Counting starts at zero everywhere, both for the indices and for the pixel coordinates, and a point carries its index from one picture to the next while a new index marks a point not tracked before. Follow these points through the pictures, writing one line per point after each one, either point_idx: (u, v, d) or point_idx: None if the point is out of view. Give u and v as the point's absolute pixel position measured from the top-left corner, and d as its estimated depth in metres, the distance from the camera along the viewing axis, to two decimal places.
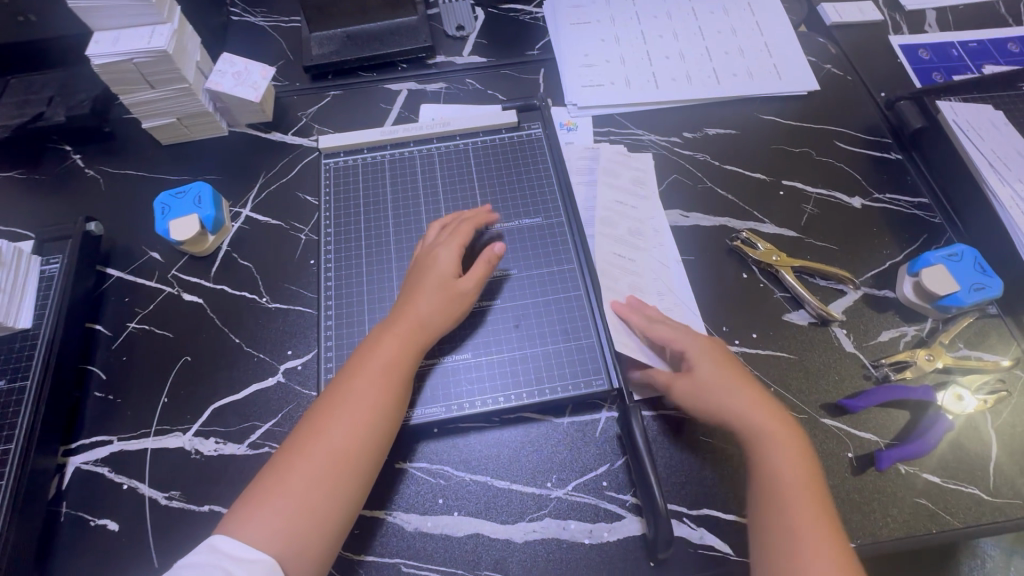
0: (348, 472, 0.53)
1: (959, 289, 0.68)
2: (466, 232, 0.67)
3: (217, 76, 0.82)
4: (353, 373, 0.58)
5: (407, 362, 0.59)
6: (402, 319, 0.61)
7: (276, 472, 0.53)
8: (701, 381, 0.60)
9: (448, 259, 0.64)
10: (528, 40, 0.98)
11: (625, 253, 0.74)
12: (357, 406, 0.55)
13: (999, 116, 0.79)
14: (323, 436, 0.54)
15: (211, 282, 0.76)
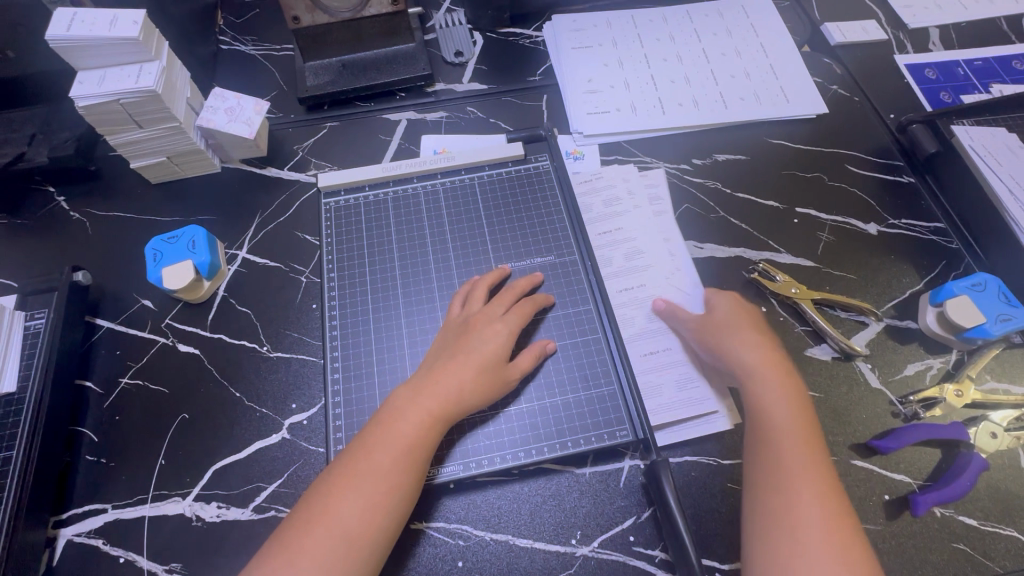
0: (352, 563, 0.49)
1: (985, 321, 0.66)
2: (523, 308, 0.65)
3: (210, 112, 0.78)
4: (371, 450, 0.54)
5: (429, 445, 0.55)
6: (431, 394, 0.57)
7: (280, 553, 0.49)
8: (714, 325, 0.67)
9: (502, 336, 0.61)
10: (529, 66, 0.96)
11: (641, 288, 0.73)
12: (374, 489, 0.52)
13: (1012, 139, 0.78)
14: (334, 517, 0.51)
15: (207, 331, 0.72)
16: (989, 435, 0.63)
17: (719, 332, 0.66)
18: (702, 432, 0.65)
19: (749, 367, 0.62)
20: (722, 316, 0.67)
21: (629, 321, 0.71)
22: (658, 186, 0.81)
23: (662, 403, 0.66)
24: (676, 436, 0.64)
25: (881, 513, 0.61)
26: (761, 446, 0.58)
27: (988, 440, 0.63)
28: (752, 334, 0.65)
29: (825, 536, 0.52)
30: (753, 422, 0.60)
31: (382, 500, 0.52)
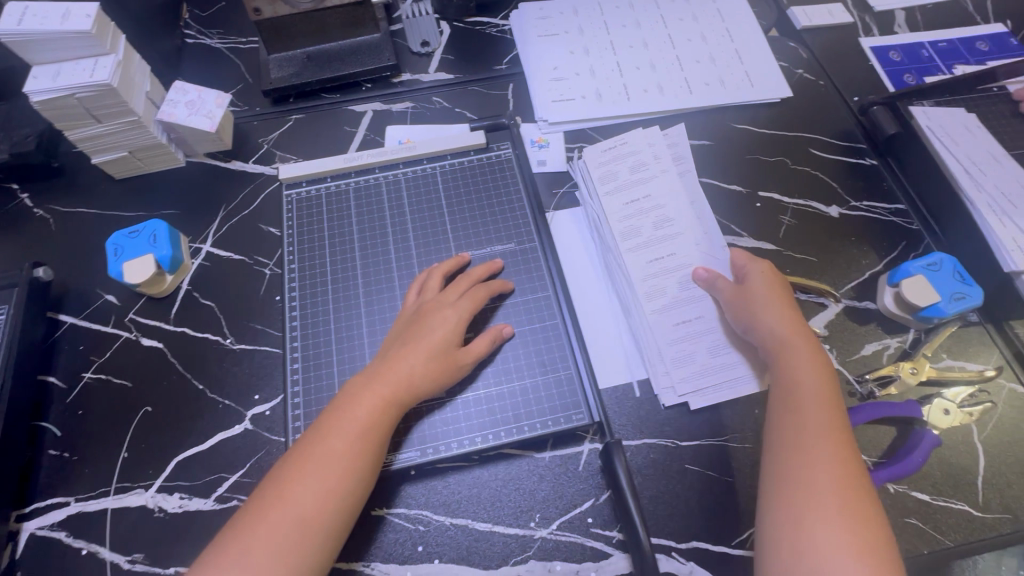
0: (307, 546, 0.50)
1: (940, 300, 0.67)
2: (475, 294, 0.65)
3: (170, 106, 0.78)
4: (325, 437, 0.54)
5: (382, 429, 0.56)
6: (384, 380, 0.57)
7: (234, 539, 0.50)
8: (748, 295, 0.65)
9: (453, 323, 0.62)
10: (496, 55, 0.95)
11: (672, 256, 0.72)
12: (326, 474, 0.52)
13: (971, 119, 0.79)
14: (288, 502, 0.51)
15: (171, 324, 0.72)
16: (942, 412, 0.64)
17: (751, 302, 0.65)
18: (661, 415, 0.65)
19: (780, 340, 0.61)
20: (753, 289, 0.65)
21: (660, 290, 0.70)
22: (684, 148, 0.82)
23: (696, 369, 0.67)
24: (711, 397, 0.65)
25: None
26: (785, 415, 0.57)
27: (941, 417, 0.64)
28: (784, 305, 0.64)
29: (838, 502, 0.51)
30: (778, 392, 0.59)
31: (336, 484, 0.52)
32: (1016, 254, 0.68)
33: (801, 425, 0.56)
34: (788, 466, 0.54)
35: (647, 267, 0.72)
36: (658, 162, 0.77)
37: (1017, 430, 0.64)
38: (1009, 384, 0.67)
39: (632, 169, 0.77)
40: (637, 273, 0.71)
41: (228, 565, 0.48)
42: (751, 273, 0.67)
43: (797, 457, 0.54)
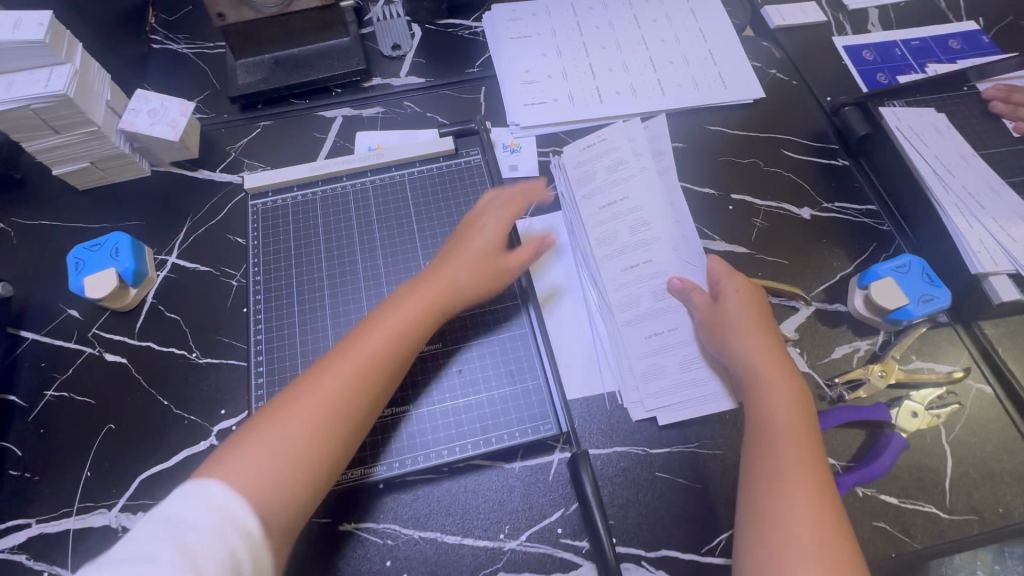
0: (337, 427, 0.52)
1: (908, 302, 0.67)
2: (513, 206, 0.69)
3: (131, 114, 0.76)
4: (366, 331, 0.57)
5: (423, 324, 0.59)
6: (429, 283, 0.61)
7: (268, 417, 0.52)
8: (720, 322, 0.64)
9: (494, 232, 0.66)
10: (468, 57, 0.94)
11: (648, 263, 0.71)
12: (363, 359, 0.55)
13: (941, 120, 0.79)
14: (327, 381, 0.53)
15: (135, 339, 0.71)
16: (910, 415, 0.64)
17: (725, 329, 0.64)
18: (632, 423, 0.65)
19: (753, 371, 0.60)
20: (726, 312, 0.64)
21: (634, 301, 0.70)
22: (662, 145, 0.81)
23: (666, 384, 0.66)
24: (678, 415, 0.64)
25: None
26: (757, 445, 0.56)
27: (909, 420, 0.64)
28: (758, 333, 0.63)
29: (811, 540, 0.50)
30: (752, 422, 0.58)
31: (370, 372, 0.55)
32: (982, 256, 0.67)
33: (775, 460, 0.55)
34: (761, 503, 0.53)
35: (622, 275, 0.71)
36: (637, 162, 0.76)
37: (983, 431, 0.65)
38: (977, 385, 0.67)
39: (610, 169, 0.77)
40: (612, 282, 0.71)
41: (260, 439, 0.50)
42: (728, 296, 0.66)
43: (771, 493, 0.53)
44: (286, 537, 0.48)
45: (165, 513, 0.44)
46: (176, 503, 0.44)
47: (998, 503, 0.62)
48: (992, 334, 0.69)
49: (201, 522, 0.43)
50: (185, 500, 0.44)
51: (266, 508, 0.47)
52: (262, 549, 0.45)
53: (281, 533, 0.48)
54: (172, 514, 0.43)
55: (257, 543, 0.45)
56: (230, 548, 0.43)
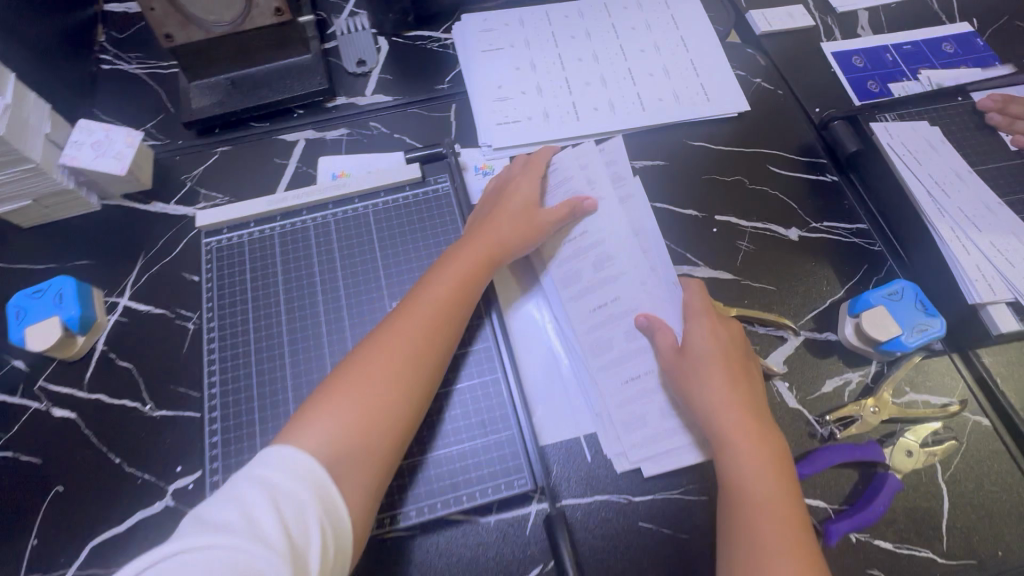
0: (410, 379, 0.54)
1: (901, 333, 0.64)
2: (538, 165, 0.72)
3: (73, 148, 0.71)
4: (425, 288, 0.60)
5: (479, 280, 0.63)
6: (477, 240, 0.64)
7: (341, 376, 0.53)
8: (684, 377, 0.60)
9: (528, 191, 0.69)
10: (437, 72, 0.89)
11: (617, 299, 0.66)
12: (427, 315, 0.58)
13: (934, 134, 0.75)
14: (397, 337, 0.56)
15: (85, 391, 0.67)
16: (904, 454, 0.61)
17: (689, 386, 0.59)
18: (614, 471, 0.61)
19: (721, 434, 0.56)
20: (690, 365, 0.60)
21: (607, 343, 0.65)
22: (621, 166, 0.76)
23: (651, 433, 0.61)
24: (662, 465, 0.60)
25: None
26: (734, 520, 0.52)
27: (903, 459, 0.61)
28: (725, 389, 0.57)
29: None
30: (726, 492, 0.54)
31: (434, 329, 0.58)
32: (979, 285, 0.64)
33: (753, 539, 0.50)
34: None
35: (591, 315, 0.66)
36: (594, 191, 0.71)
37: (981, 467, 0.62)
38: (974, 417, 0.64)
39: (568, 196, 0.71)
40: (583, 325, 0.66)
41: (337, 395, 0.52)
42: (693, 345, 0.60)
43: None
44: (371, 489, 0.50)
45: (262, 476, 0.45)
46: (271, 465, 0.45)
47: (996, 544, 0.59)
48: (989, 362, 0.66)
49: (293, 492, 0.44)
50: (279, 463, 0.46)
51: (348, 464, 0.49)
52: (341, 510, 0.46)
53: (362, 489, 0.49)
54: (267, 477, 0.44)
55: (337, 509, 0.46)
56: (316, 520, 0.44)
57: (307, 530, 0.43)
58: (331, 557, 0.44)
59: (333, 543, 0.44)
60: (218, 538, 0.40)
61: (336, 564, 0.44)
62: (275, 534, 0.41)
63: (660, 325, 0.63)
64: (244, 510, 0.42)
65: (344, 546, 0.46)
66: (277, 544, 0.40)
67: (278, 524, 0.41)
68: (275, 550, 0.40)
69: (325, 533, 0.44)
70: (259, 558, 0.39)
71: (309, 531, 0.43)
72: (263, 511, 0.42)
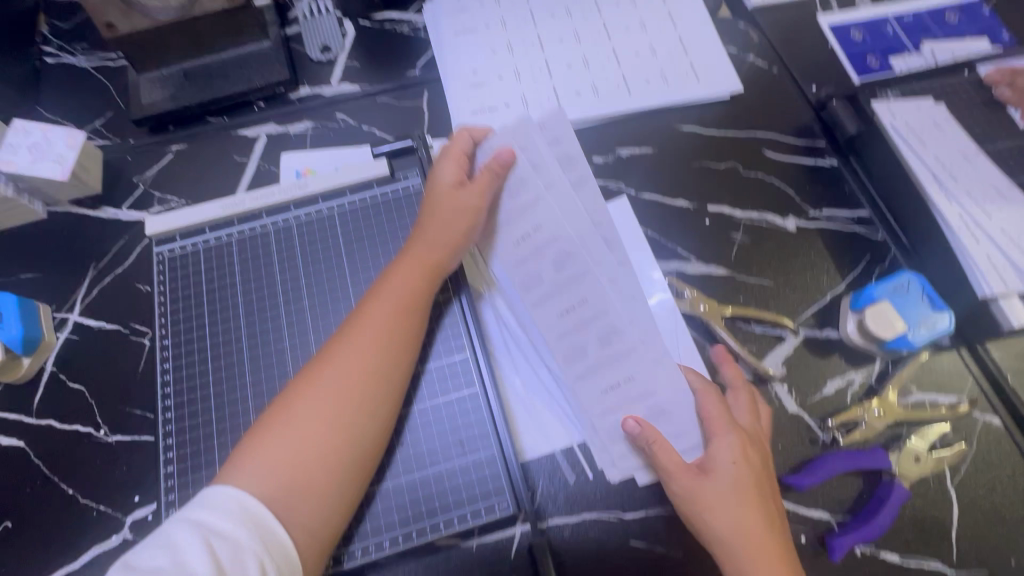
0: (352, 415, 0.51)
1: (906, 330, 0.60)
2: (455, 145, 0.64)
3: (8, 151, 0.65)
4: (364, 312, 0.56)
5: (425, 297, 0.58)
6: (417, 254, 0.59)
7: (273, 418, 0.50)
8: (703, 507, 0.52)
9: (449, 178, 0.62)
10: (408, 57, 0.82)
11: (583, 302, 0.61)
12: (365, 342, 0.54)
13: (940, 112, 0.70)
14: (331, 369, 0.52)
15: (33, 416, 0.62)
16: (912, 460, 0.57)
17: (709, 517, 0.52)
18: (603, 489, 0.57)
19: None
20: (709, 492, 0.52)
21: (579, 351, 0.60)
22: (567, 145, 0.66)
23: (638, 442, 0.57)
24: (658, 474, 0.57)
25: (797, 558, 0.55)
26: None
27: (911, 465, 0.57)
28: (751, 522, 0.51)
29: None
30: None
31: (374, 355, 0.53)
32: (990, 278, 0.60)
33: None
34: None
35: (558, 322, 0.61)
36: (542, 177, 0.63)
37: (991, 470, 0.58)
38: (984, 417, 0.60)
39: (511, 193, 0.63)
40: (550, 333, 0.60)
41: (269, 442, 0.49)
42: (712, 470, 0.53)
43: None
44: (329, 529, 0.48)
45: (197, 517, 0.43)
46: (206, 508, 0.44)
47: (1007, 552, 0.56)
48: (1000, 357, 0.62)
49: (231, 533, 0.43)
50: (214, 504, 0.44)
51: (292, 510, 0.47)
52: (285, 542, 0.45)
53: (317, 531, 0.48)
54: (201, 520, 0.43)
55: (283, 547, 0.45)
56: (258, 561, 0.43)
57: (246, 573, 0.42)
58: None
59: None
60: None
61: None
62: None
63: (654, 436, 0.55)
64: (178, 555, 0.41)
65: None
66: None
67: (212, 570, 0.40)
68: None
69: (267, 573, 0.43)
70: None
71: (249, 574, 0.42)
72: (196, 557, 0.41)
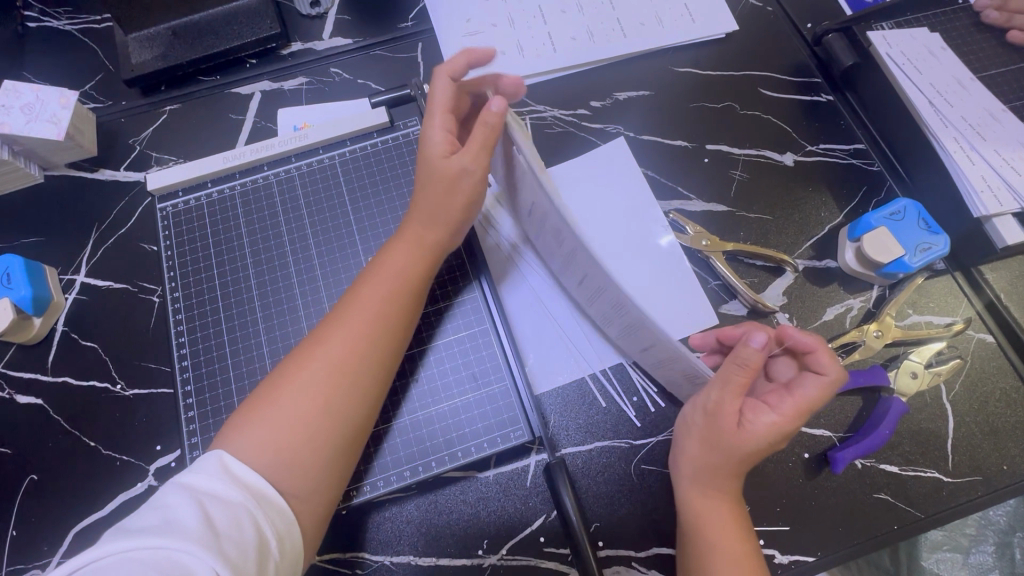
0: (343, 400, 0.49)
1: (904, 254, 0.61)
2: (440, 96, 0.53)
3: (0, 113, 0.64)
4: (359, 292, 0.53)
5: (421, 277, 0.55)
6: (416, 230, 0.56)
7: (262, 398, 0.48)
8: (711, 450, 0.50)
9: (438, 138, 0.53)
10: (400, 8, 0.80)
11: (592, 276, 0.52)
12: (357, 325, 0.51)
13: (933, 40, 0.70)
14: (324, 350, 0.50)
15: (49, 375, 0.63)
16: (910, 376, 0.60)
17: (710, 458, 0.50)
18: (614, 416, 0.59)
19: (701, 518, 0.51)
20: (733, 446, 0.48)
21: (607, 311, 0.57)
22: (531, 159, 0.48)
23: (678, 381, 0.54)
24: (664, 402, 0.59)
25: (801, 472, 0.58)
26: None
27: (909, 382, 0.59)
28: (726, 482, 0.50)
29: None
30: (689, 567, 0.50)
31: (368, 337, 0.51)
32: (985, 197, 0.61)
33: None
34: None
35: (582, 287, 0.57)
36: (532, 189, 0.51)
37: (986, 384, 0.61)
38: (978, 335, 0.63)
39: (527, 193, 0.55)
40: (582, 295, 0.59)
41: (261, 415, 0.47)
42: (756, 436, 0.47)
43: None
44: (326, 499, 0.48)
45: (189, 481, 0.42)
46: (196, 472, 0.43)
47: (1001, 460, 0.59)
48: (993, 279, 0.64)
49: (224, 494, 0.42)
50: (203, 469, 0.43)
51: (289, 482, 0.46)
52: (280, 504, 0.44)
53: (312, 501, 0.47)
54: (192, 483, 0.42)
55: (280, 511, 0.44)
56: (253, 520, 0.42)
57: (243, 529, 0.41)
58: (274, 554, 0.42)
59: (276, 544, 0.43)
60: (142, 542, 0.38)
61: (285, 561, 0.44)
62: (200, 533, 0.39)
63: (740, 372, 0.46)
64: (169, 515, 0.40)
65: (296, 544, 0.45)
66: (208, 543, 0.39)
67: (204, 524, 0.39)
68: (207, 547, 0.38)
69: (263, 532, 0.42)
70: (190, 556, 0.38)
71: (245, 531, 0.41)
72: (190, 515, 0.40)
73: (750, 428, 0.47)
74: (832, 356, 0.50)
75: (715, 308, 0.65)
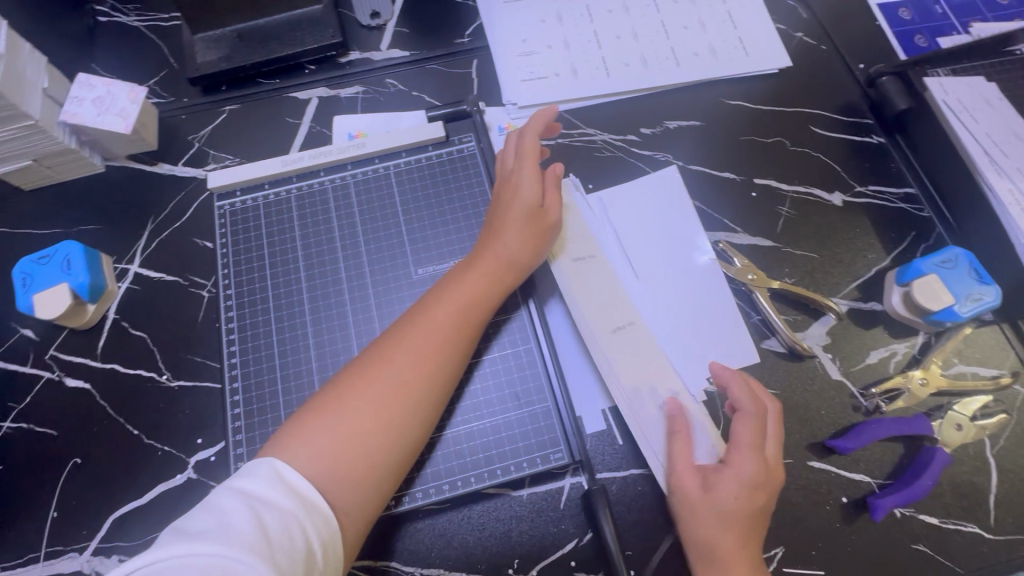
0: (404, 418, 0.50)
1: (953, 303, 0.61)
2: (530, 151, 0.61)
3: (74, 104, 0.66)
4: (429, 311, 0.54)
5: (490, 302, 0.56)
6: (487, 256, 0.57)
7: (324, 406, 0.49)
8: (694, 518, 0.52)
9: (530, 189, 0.59)
10: (457, 25, 0.82)
11: None
12: (426, 346, 0.52)
13: (990, 89, 0.70)
14: (390, 365, 0.51)
15: (98, 361, 0.64)
16: (954, 427, 0.60)
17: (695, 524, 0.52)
18: None
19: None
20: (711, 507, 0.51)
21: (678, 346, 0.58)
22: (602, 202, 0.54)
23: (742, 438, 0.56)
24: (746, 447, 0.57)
25: (838, 517, 0.57)
26: None
27: (952, 433, 0.59)
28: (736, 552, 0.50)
29: None
30: None
31: (434, 359, 0.52)
32: None
33: None
34: None
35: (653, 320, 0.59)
36: None
37: None
38: None
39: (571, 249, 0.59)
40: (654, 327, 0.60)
41: (321, 426, 0.48)
42: (721, 493, 0.51)
43: None
44: (373, 511, 0.48)
45: (242, 487, 0.43)
46: (250, 478, 0.44)
47: None
48: None
49: (277, 502, 0.42)
50: (256, 475, 0.44)
51: (340, 494, 0.46)
52: (328, 517, 0.44)
53: (358, 514, 0.47)
54: (246, 489, 0.43)
55: (327, 522, 0.44)
56: (303, 530, 0.42)
57: (293, 539, 0.41)
58: (320, 565, 0.43)
59: (322, 556, 0.43)
60: (197, 546, 0.39)
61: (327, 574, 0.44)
62: (253, 541, 0.39)
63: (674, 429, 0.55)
64: (225, 519, 0.40)
65: (339, 558, 0.45)
66: (262, 552, 0.39)
67: (258, 532, 0.40)
68: (260, 556, 0.39)
69: (312, 543, 0.42)
70: (243, 565, 0.38)
71: (294, 541, 0.41)
72: (244, 521, 0.40)
73: (714, 488, 0.51)
74: (744, 387, 0.56)
75: (757, 341, 0.64)
